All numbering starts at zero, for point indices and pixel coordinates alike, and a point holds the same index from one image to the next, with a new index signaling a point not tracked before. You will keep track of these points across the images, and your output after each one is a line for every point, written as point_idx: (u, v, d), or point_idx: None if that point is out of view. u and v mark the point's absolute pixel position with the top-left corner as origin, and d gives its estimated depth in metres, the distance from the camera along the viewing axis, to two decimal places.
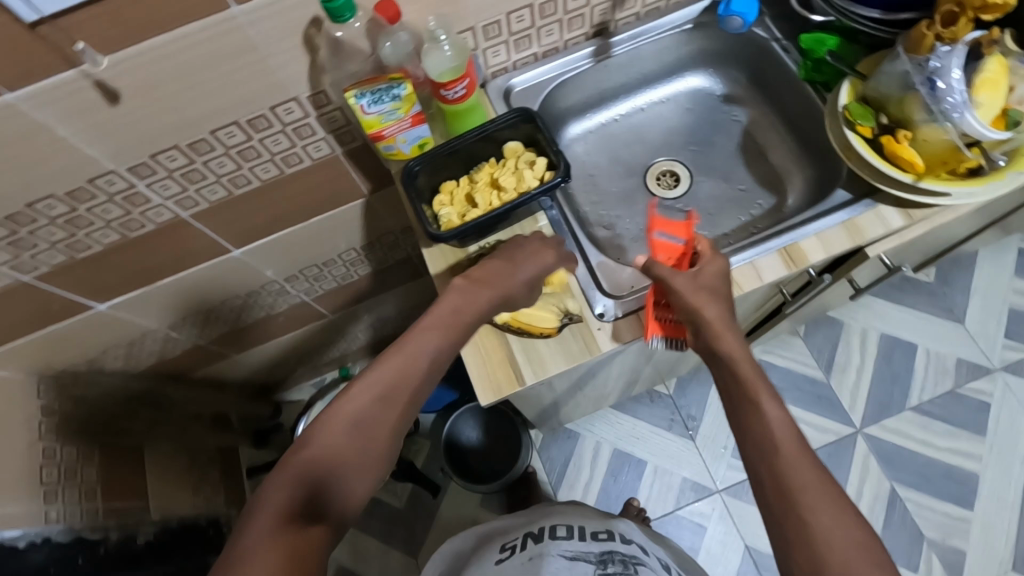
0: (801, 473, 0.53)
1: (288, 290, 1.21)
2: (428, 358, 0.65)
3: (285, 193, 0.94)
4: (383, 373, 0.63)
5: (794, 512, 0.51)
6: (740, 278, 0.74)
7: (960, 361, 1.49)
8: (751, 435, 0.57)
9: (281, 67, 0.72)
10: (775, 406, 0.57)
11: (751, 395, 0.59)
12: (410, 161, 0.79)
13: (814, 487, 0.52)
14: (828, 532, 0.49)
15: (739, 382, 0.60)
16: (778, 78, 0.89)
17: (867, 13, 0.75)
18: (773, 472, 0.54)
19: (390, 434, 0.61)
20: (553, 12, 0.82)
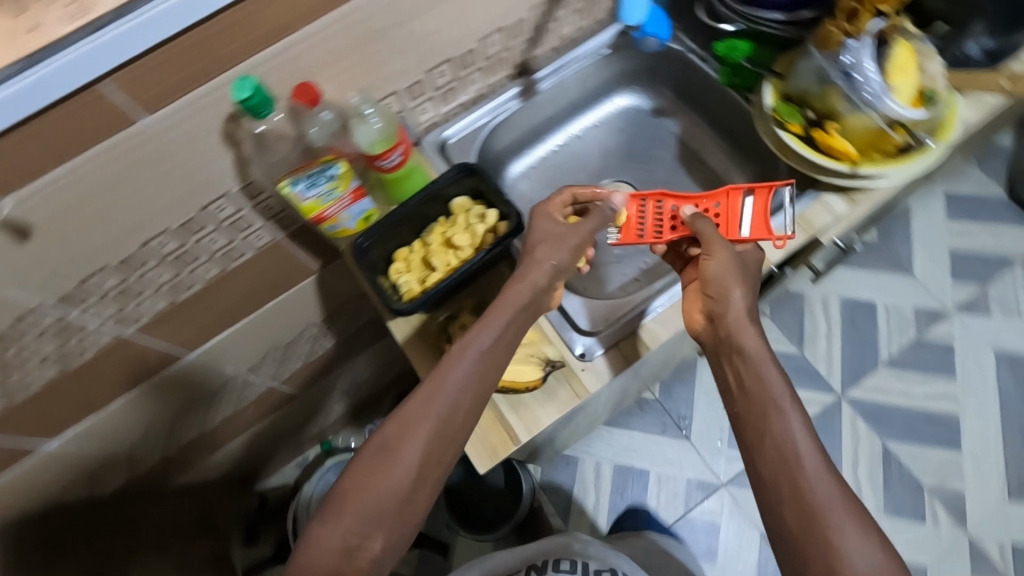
0: (823, 490, 0.56)
1: (253, 379, 1.15)
2: (471, 372, 0.62)
3: (233, 288, 0.90)
4: (425, 396, 0.61)
5: (818, 529, 0.54)
6: None
7: (918, 309, 1.55)
8: (775, 445, 0.59)
9: (205, 165, 0.69)
10: (796, 414, 0.60)
11: (776, 402, 0.61)
12: (357, 237, 0.76)
13: (836, 507, 0.55)
14: (850, 549, 0.53)
15: (755, 394, 0.62)
16: (699, 85, 0.91)
17: (771, 16, 0.78)
18: (796, 492, 0.56)
19: (434, 457, 0.60)
20: (472, 62, 0.82)
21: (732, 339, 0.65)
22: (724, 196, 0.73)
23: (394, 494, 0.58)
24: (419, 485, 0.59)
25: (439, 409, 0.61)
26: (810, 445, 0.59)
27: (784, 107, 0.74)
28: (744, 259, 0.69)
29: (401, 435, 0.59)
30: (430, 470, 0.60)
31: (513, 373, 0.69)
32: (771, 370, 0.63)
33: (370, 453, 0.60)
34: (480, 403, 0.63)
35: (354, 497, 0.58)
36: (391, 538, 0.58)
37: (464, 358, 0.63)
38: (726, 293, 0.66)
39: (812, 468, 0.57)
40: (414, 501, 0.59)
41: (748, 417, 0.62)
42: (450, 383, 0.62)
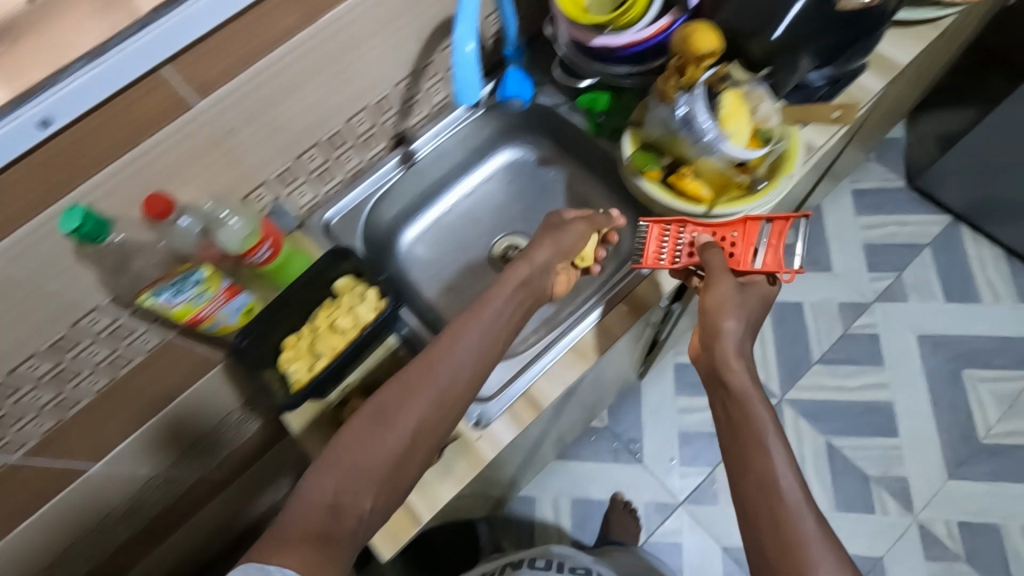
0: (803, 525, 0.54)
1: (176, 476, 1.09)
2: (471, 346, 0.65)
3: (129, 393, 0.87)
4: (428, 361, 0.63)
5: (793, 565, 0.52)
6: (594, 341, 0.77)
7: (841, 304, 1.61)
8: (759, 482, 0.58)
9: (65, 287, 0.64)
10: (781, 448, 0.59)
11: (759, 439, 0.61)
12: (236, 336, 0.75)
13: (817, 543, 0.53)
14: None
15: (744, 425, 0.62)
16: (573, 135, 0.94)
17: (620, 71, 0.80)
18: (776, 528, 0.54)
19: (432, 424, 0.61)
20: (343, 141, 0.84)
21: (723, 369, 0.67)
22: (743, 225, 0.73)
23: (388, 459, 0.58)
24: (401, 459, 0.59)
25: (440, 379, 0.62)
26: (794, 479, 0.57)
27: (641, 157, 0.77)
28: (748, 298, 0.69)
29: (402, 398, 0.61)
30: (427, 434, 0.61)
31: None
32: (760, 403, 0.63)
33: (366, 417, 0.60)
34: (475, 379, 0.65)
35: (353, 454, 0.58)
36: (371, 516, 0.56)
37: (467, 330, 0.66)
38: (719, 324, 0.68)
39: (790, 499, 0.56)
40: (407, 464, 0.59)
41: (736, 448, 0.62)
42: (440, 367, 0.63)
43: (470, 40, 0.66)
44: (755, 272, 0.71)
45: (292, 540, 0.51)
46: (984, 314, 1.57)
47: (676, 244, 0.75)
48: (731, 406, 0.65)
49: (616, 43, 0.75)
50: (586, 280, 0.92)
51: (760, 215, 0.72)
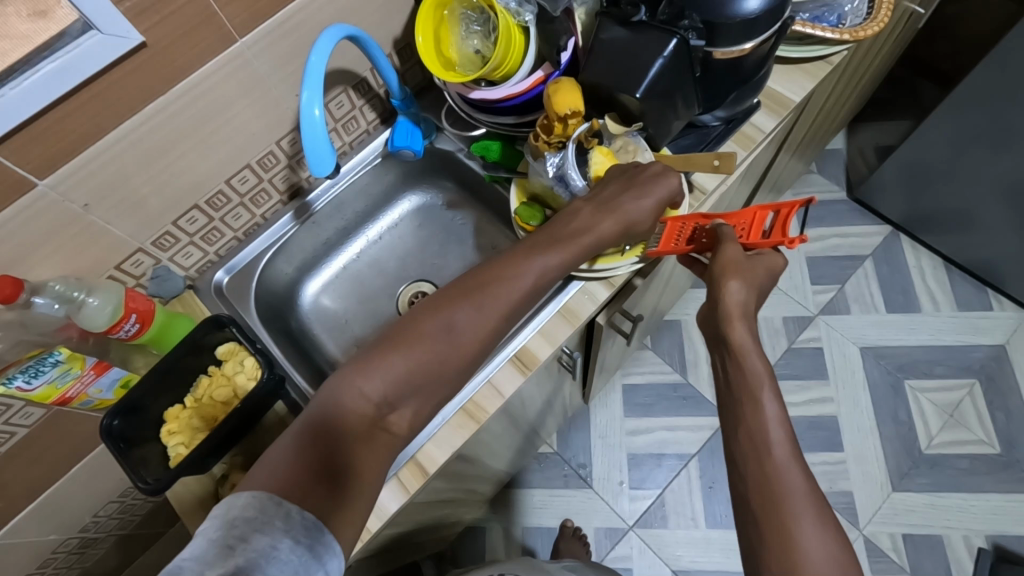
0: (792, 478, 0.55)
1: (94, 535, 1.10)
2: (534, 270, 0.62)
3: (17, 468, 0.84)
4: (495, 278, 0.61)
5: (776, 519, 0.53)
6: (483, 400, 0.74)
7: (785, 318, 1.60)
8: (750, 433, 0.59)
9: None
10: (774, 402, 0.60)
11: (754, 391, 0.61)
12: (104, 416, 0.69)
13: (801, 494, 0.54)
14: (807, 543, 0.52)
15: (740, 379, 0.62)
16: (474, 179, 0.93)
17: (504, 120, 0.79)
18: (765, 484, 0.55)
19: (475, 349, 0.59)
20: (228, 200, 0.81)
21: (722, 316, 0.66)
22: (751, 213, 0.72)
23: (431, 377, 0.57)
24: (423, 399, 0.57)
25: (496, 299, 0.60)
26: (783, 434, 0.58)
27: (525, 210, 0.76)
28: (753, 277, 0.68)
29: (454, 317, 0.59)
30: (470, 358, 0.59)
31: None
32: (755, 361, 0.63)
33: (417, 330, 0.58)
34: (524, 307, 0.62)
35: (396, 361, 0.56)
36: (385, 448, 0.55)
37: (535, 251, 0.63)
38: (722, 288, 0.67)
39: (781, 453, 0.57)
40: (446, 385, 0.58)
41: (730, 401, 0.62)
42: (475, 311, 0.60)
43: (317, 105, 0.63)
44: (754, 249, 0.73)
45: (310, 441, 0.52)
46: (926, 323, 1.56)
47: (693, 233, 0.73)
48: (728, 361, 0.65)
49: (493, 96, 0.74)
50: None
51: (766, 206, 0.71)
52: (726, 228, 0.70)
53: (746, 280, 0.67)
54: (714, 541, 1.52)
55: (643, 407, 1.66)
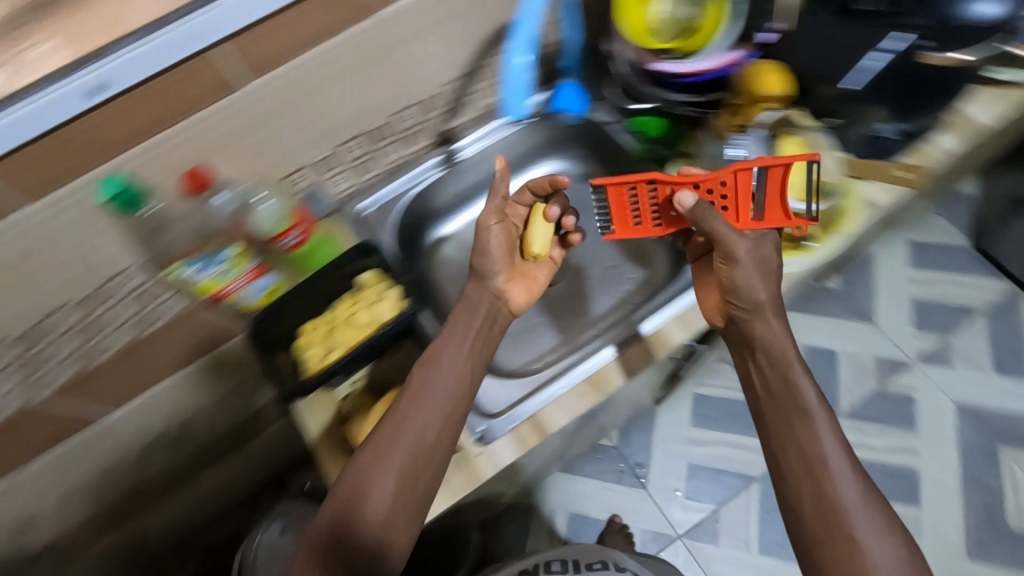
0: (848, 494, 0.59)
1: (187, 434, 1.15)
2: (437, 405, 0.66)
3: (145, 358, 0.88)
4: (377, 437, 0.65)
5: (840, 532, 0.57)
6: (611, 373, 0.74)
7: (878, 358, 1.53)
8: (802, 454, 0.61)
9: (93, 251, 0.67)
10: (823, 412, 0.62)
11: (804, 408, 0.63)
12: (256, 316, 0.75)
13: (857, 506, 0.58)
14: (873, 552, 0.56)
15: (783, 394, 0.64)
16: (620, 156, 0.90)
17: (679, 99, 0.78)
18: (822, 502, 0.59)
19: (417, 479, 0.64)
20: (387, 134, 0.83)
21: (761, 340, 0.66)
22: (733, 175, 0.65)
23: (374, 516, 0.62)
24: (418, 477, 0.64)
25: (404, 440, 0.64)
26: (836, 447, 0.61)
27: None
28: (765, 258, 0.67)
29: (360, 469, 0.64)
30: (412, 487, 0.64)
31: None
32: (798, 371, 0.64)
33: (346, 483, 0.64)
34: (449, 429, 0.66)
35: (341, 515, 0.62)
36: (404, 520, 0.63)
37: (428, 385, 0.67)
38: (751, 293, 0.66)
39: (836, 471, 0.60)
40: (402, 517, 0.63)
41: (773, 417, 0.64)
42: (418, 406, 0.66)
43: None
44: (761, 222, 0.67)
45: None
46: None
47: (654, 202, 0.69)
48: (765, 371, 0.66)
49: (680, 69, 0.73)
50: (612, 307, 0.90)
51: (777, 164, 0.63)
52: (696, 205, 0.64)
53: (765, 277, 0.66)
54: (762, 567, 1.48)
55: (710, 420, 1.63)
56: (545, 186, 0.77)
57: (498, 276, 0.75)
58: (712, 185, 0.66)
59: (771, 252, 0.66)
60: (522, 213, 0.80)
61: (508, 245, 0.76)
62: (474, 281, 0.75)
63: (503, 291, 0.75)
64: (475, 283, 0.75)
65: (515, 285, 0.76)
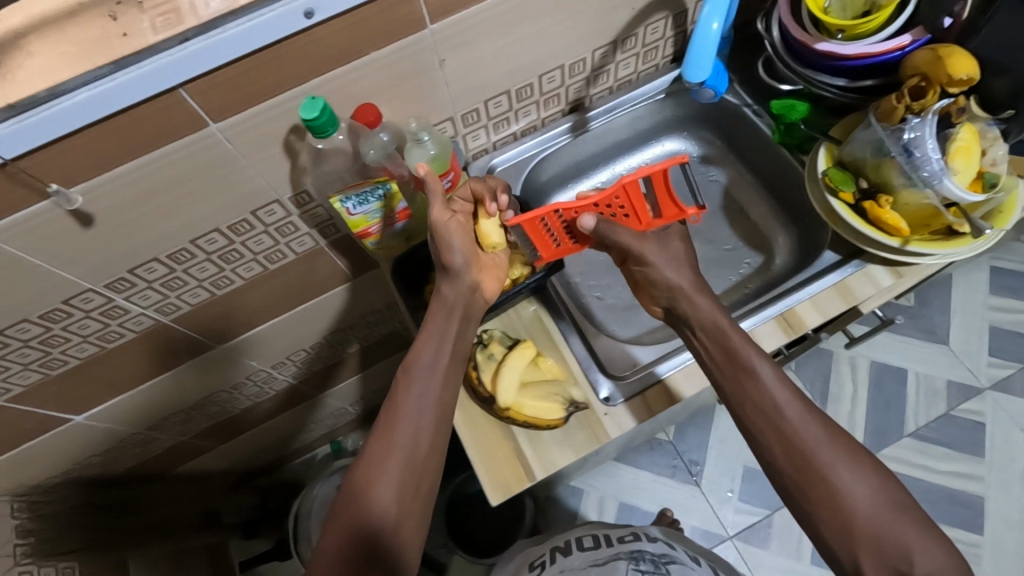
0: (809, 435, 0.63)
1: (275, 375, 1.18)
2: (426, 410, 0.67)
3: (267, 289, 0.92)
4: (377, 443, 0.66)
5: (817, 477, 0.61)
6: None
7: (950, 382, 1.48)
8: (761, 410, 0.65)
9: (253, 177, 0.71)
10: (767, 366, 0.66)
11: (743, 363, 0.66)
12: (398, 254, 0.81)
13: (825, 445, 0.62)
14: (849, 485, 0.60)
15: (729, 354, 0.67)
16: (749, 138, 0.91)
17: (832, 82, 0.75)
18: (790, 448, 0.63)
19: (418, 480, 0.65)
20: (530, 95, 0.84)
21: (694, 320, 0.70)
22: (621, 188, 0.70)
23: (383, 521, 0.62)
24: (422, 478, 0.66)
25: (399, 444, 0.65)
26: (786, 395, 0.65)
27: (837, 173, 0.74)
28: (674, 253, 0.73)
29: (366, 473, 0.64)
30: (416, 488, 0.65)
31: (535, 411, 0.70)
32: (737, 336, 0.67)
33: (350, 493, 0.64)
34: (441, 428, 0.67)
35: (355, 522, 0.62)
36: (415, 519, 0.65)
37: (413, 391, 0.67)
38: (665, 281, 0.71)
39: (793, 417, 0.64)
40: (410, 516, 0.64)
41: (727, 380, 0.68)
42: (416, 415, 0.67)
43: (717, 19, 0.60)
44: (659, 219, 0.74)
45: None
46: None
47: (567, 227, 0.74)
48: (707, 340, 0.69)
49: (843, 51, 0.72)
50: (726, 289, 0.90)
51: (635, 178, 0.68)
52: (597, 226, 0.71)
53: (674, 265, 0.72)
54: None
55: None
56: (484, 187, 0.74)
57: (468, 270, 0.72)
58: (607, 202, 0.72)
59: (678, 246, 0.73)
60: (465, 207, 0.74)
61: (466, 235, 0.72)
62: (447, 278, 0.72)
63: (477, 283, 0.73)
64: (449, 279, 0.72)
65: (486, 275, 0.75)
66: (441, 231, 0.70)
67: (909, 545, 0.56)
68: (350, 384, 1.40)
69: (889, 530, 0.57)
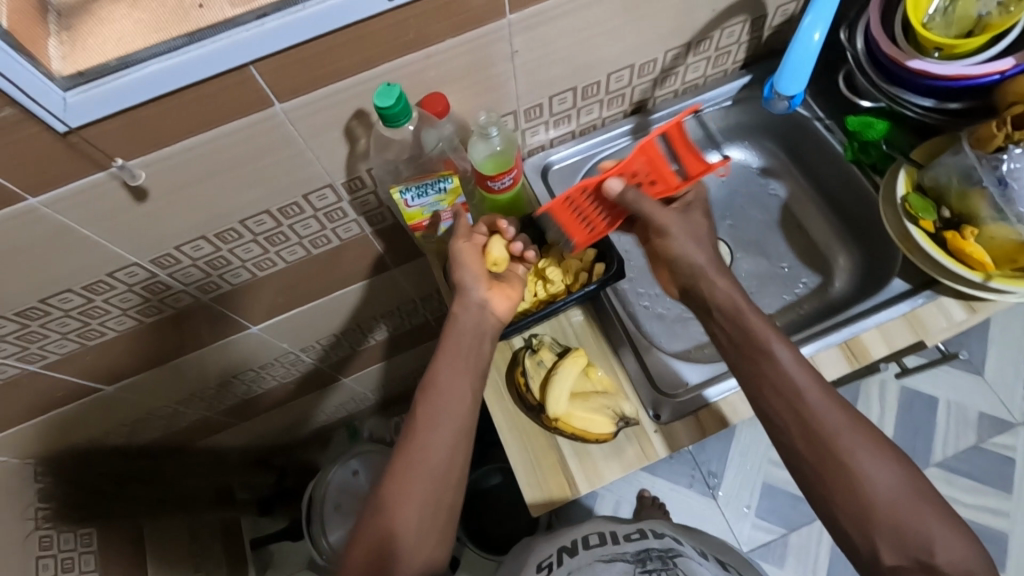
0: (832, 422, 0.58)
1: (301, 358, 1.16)
2: (448, 429, 0.65)
3: (307, 272, 0.90)
4: (400, 463, 0.64)
5: (837, 463, 0.57)
6: None
7: (982, 413, 1.38)
8: (779, 395, 0.60)
9: (318, 158, 0.69)
10: (786, 348, 0.61)
11: (762, 343, 0.62)
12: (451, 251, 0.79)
13: (846, 432, 0.58)
14: (870, 474, 0.56)
15: (746, 334, 0.63)
16: (818, 153, 0.87)
17: (917, 101, 0.71)
18: (812, 436, 0.59)
19: (441, 501, 0.64)
20: (595, 93, 0.80)
21: (711, 303, 0.65)
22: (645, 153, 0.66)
23: (406, 542, 0.61)
24: (442, 497, 0.64)
25: (421, 461, 0.64)
26: (809, 379, 0.60)
27: (919, 201, 0.70)
28: (696, 225, 0.68)
29: (389, 493, 0.63)
30: (437, 508, 0.63)
31: (584, 423, 0.68)
32: (753, 318, 0.63)
33: (374, 515, 0.63)
34: (462, 446, 0.66)
35: (378, 543, 0.61)
36: (436, 538, 0.63)
37: (433, 407, 0.66)
38: (688, 258, 0.66)
39: (813, 403, 0.59)
40: (431, 538, 0.63)
41: (742, 362, 0.63)
42: (433, 432, 0.65)
43: (820, 29, 0.62)
44: (686, 183, 0.70)
45: None
46: None
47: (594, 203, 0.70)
48: (724, 323, 0.65)
49: (936, 70, 0.68)
50: (780, 308, 0.86)
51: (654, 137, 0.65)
52: (624, 190, 0.66)
53: (696, 241, 0.67)
54: None
55: None
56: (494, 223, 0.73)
57: (477, 287, 0.70)
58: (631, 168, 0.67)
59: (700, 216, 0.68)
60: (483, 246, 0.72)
61: (477, 256, 0.71)
62: (458, 297, 0.70)
63: (486, 301, 0.70)
64: (459, 298, 0.70)
65: (496, 294, 0.72)
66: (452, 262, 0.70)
67: (931, 536, 0.54)
68: (372, 371, 1.37)
69: (912, 521, 0.55)
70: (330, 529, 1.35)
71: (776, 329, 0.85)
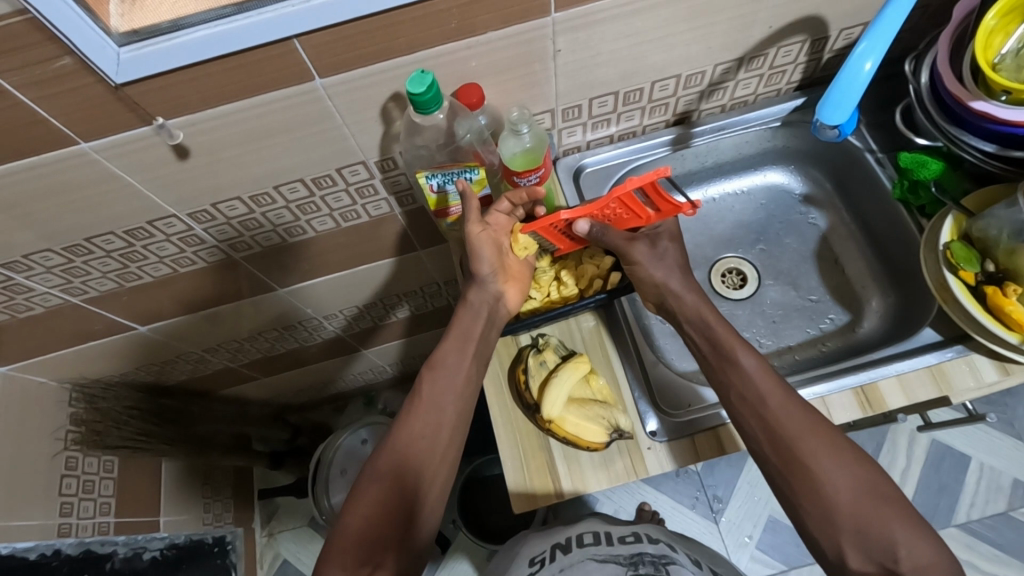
0: (793, 423, 0.58)
1: (324, 325, 1.19)
2: (451, 403, 0.67)
3: (337, 243, 0.93)
4: (404, 431, 0.66)
5: (801, 467, 0.56)
6: None
7: (1017, 481, 1.30)
8: (742, 399, 0.61)
9: (354, 135, 0.71)
10: (749, 358, 0.62)
11: (725, 352, 0.64)
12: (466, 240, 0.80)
13: (807, 434, 0.57)
14: (831, 476, 0.55)
15: (716, 342, 0.65)
16: (866, 186, 0.84)
17: (978, 145, 0.67)
18: (775, 436, 0.58)
19: (436, 474, 0.65)
20: (637, 100, 0.79)
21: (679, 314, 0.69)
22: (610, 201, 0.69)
23: (403, 508, 0.61)
24: (441, 469, 0.66)
25: (425, 430, 0.66)
26: (772, 384, 0.61)
27: (962, 249, 0.67)
28: (661, 252, 0.71)
29: (390, 460, 0.64)
30: (434, 480, 0.65)
31: (576, 429, 0.68)
32: (722, 329, 0.66)
33: (375, 481, 0.62)
34: (462, 424, 0.68)
35: (378, 504, 0.61)
36: (431, 507, 0.65)
37: (439, 384, 0.68)
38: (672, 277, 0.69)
39: (776, 408, 0.59)
40: (425, 508, 0.64)
41: (712, 372, 0.65)
42: (439, 406, 0.67)
43: (872, 59, 0.60)
44: (656, 215, 0.72)
45: None
46: None
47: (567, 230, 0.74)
48: (695, 332, 0.68)
49: (1001, 115, 0.63)
50: (802, 341, 0.84)
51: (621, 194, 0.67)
52: (592, 230, 0.71)
53: (661, 265, 0.70)
54: None
55: None
56: (523, 197, 0.72)
57: (494, 279, 0.72)
58: (602, 209, 0.70)
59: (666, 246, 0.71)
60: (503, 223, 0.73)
61: (497, 248, 0.72)
62: (473, 285, 0.72)
63: (502, 294, 0.73)
64: (475, 285, 0.72)
65: (510, 286, 0.74)
66: (473, 249, 0.71)
67: (895, 539, 0.52)
68: (390, 346, 1.40)
69: (874, 522, 0.53)
70: (332, 491, 1.39)
71: (795, 362, 0.82)
